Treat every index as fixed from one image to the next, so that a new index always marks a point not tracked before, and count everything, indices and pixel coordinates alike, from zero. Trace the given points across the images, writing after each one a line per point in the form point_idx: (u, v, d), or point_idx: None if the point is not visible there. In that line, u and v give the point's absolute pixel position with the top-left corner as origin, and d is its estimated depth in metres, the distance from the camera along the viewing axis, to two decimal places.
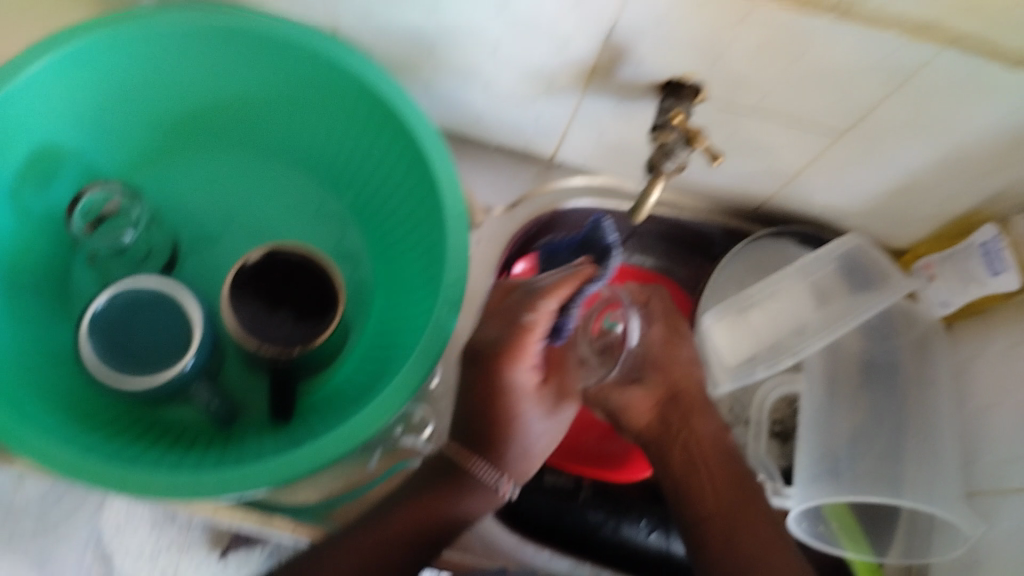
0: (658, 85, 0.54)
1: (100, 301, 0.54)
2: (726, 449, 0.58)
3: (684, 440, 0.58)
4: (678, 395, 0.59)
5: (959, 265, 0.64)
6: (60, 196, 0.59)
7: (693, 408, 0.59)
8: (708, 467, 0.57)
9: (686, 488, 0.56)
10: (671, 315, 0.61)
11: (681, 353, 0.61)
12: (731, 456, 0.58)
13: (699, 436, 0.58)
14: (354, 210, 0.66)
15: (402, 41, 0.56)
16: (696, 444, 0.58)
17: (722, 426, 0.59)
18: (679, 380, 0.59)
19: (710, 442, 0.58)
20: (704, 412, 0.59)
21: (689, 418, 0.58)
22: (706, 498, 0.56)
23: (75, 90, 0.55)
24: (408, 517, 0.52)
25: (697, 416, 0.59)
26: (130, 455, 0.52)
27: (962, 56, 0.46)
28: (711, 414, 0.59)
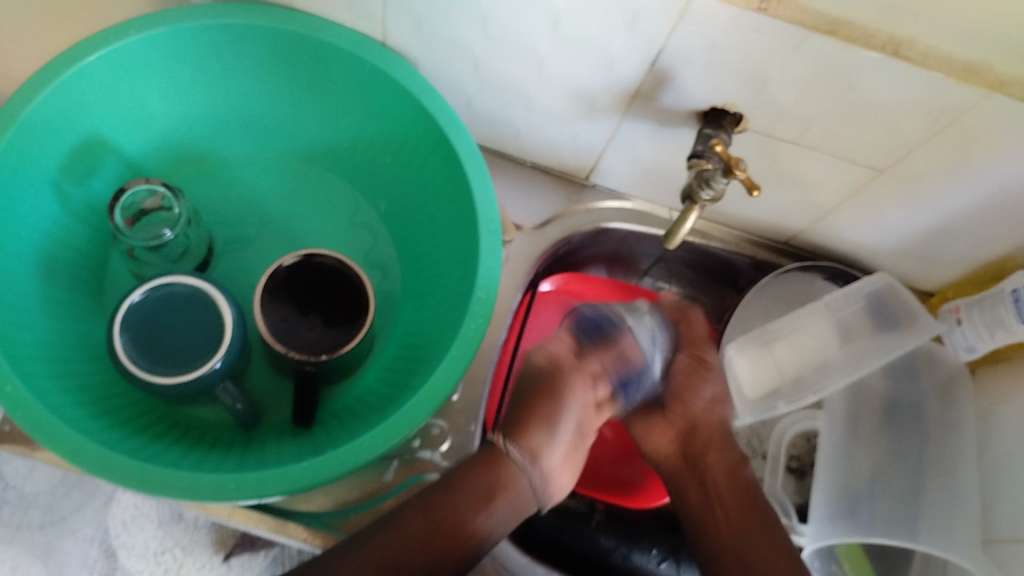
0: (699, 113, 0.54)
1: (133, 297, 0.54)
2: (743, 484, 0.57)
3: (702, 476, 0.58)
4: (697, 427, 0.59)
5: (987, 310, 0.62)
6: (101, 189, 0.60)
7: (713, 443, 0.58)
8: (722, 503, 0.56)
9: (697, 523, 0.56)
10: (698, 346, 0.59)
11: (702, 390, 0.59)
12: (755, 499, 0.56)
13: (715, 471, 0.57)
14: (387, 220, 0.67)
15: (447, 56, 0.57)
16: (714, 482, 0.57)
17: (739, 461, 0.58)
18: (699, 415, 0.59)
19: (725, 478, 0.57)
20: (723, 447, 0.58)
21: (703, 456, 0.58)
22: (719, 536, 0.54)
23: (126, 85, 0.56)
24: (434, 515, 0.49)
25: (712, 452, 0.58)
26: (152, 453, 0.52)
27: (1010, 101, 0.45)
28: (733, 449, 0.58)
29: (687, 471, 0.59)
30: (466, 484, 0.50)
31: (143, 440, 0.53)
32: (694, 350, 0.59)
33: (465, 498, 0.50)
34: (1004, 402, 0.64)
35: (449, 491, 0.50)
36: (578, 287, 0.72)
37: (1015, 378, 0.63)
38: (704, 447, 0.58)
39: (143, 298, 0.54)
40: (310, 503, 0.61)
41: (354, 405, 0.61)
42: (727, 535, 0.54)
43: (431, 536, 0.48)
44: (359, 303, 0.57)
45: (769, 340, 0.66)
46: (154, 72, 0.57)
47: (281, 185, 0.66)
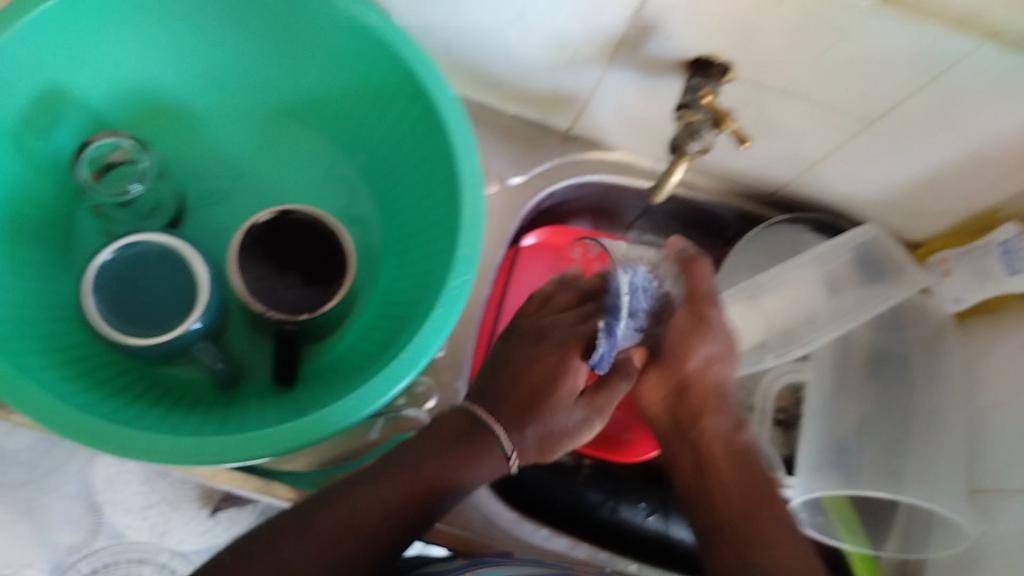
0: (686, 63, 0.52)
1: (103, 257, 0.52)
2: (743, 449, 0.52)
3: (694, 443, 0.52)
4: (689, 387, 0.53)
5: (976, 262, 0.61)
6: (65, 143, 0.58)
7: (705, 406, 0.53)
8: (717, 467, 0.51)
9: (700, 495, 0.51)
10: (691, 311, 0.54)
11: None
12: (752, 464, 0.52)
13: (711, 438, 0.52)
14: (366, 174, 0.65)
15: (422, 3, 0.54)
16: (708, 448, 0.52)
17: (735, 426, 0.53)
18: (694, 370, 0.52)
19: (721, 448, 0.52)
20: (716, 411, 0.53)
21: (696, 420, 0.53)
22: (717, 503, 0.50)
23: (86, 35, 0.54)
24: (392, 487, 0.45)
25: (707, 416, 0.53)
26: (131, 417, 0.51)
27: (1006, 51, 0.43)
28: (726, 412, 0.53)
29: (678, 434, 0.54)
30: (435, 444, 0.47)
31: (120, 403, 0.52)
32: (694, 306, 0.52)
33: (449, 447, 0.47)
34: (991, 352, 0.64)
35: (422, 452, 0.46)
36: (560, 240, 0.70)
37: (1001, 329, 0.63)
38: (698, 410, 0.53)
39: (111, 257, 0.52)
40: (295, 464, 0.61)
41: (337, 364, 0.60)
42: (721, 492, 0.50)
43: (391, 505, 0.44)
44: (337, 261, 0.55)
45: (757, 292, 0.64)
46: (114, 20, 0.54)
47: (255, 138, 0.64)
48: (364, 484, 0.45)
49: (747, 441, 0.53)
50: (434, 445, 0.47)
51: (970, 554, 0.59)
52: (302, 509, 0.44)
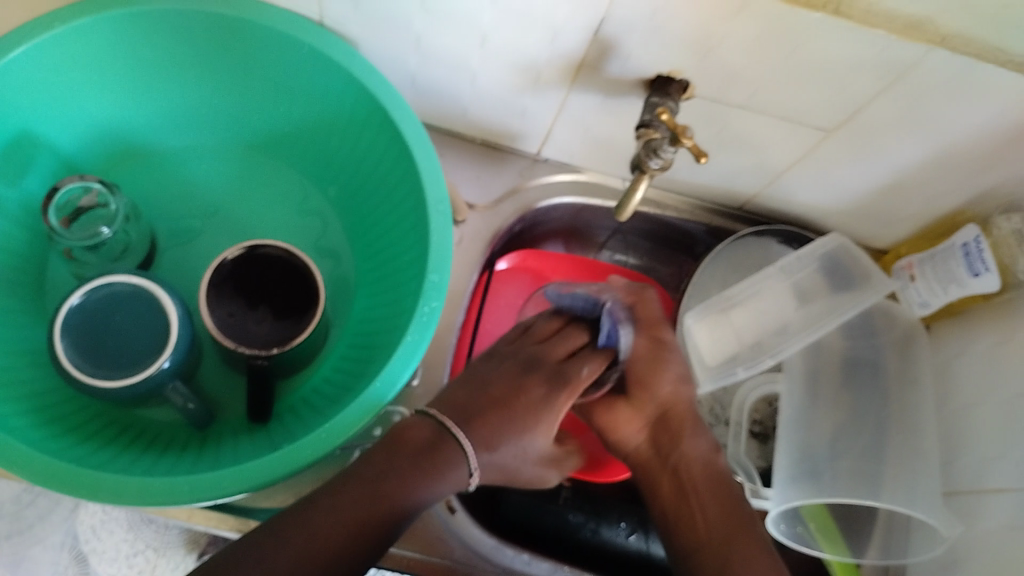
0: (646, 81, 0.53)
1: (72, 299, 0.52)
2: (718, 472, 0.55)
3: (674, 464, 0.55)
4: (667, 414, 0.56)
5: (941, 265, 0.62)
6: (34, 188, 0.58)
7: (684, 427, 0.56)
8: (698, 494, 0.53)
9: (676, 522, 0.53)
10: (654, 326, 0.59)
11: None
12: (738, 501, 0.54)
13: (689, 459, 0.55)
14: (337, 205, 0.65)
15: (387, 34, 0.55)
16: (688, 471, 0.55)
17: (713, 448, 0.56)
18: (666, 399, 0.56)
19: (700, 466, 0.55)
20: (693, 435, 0.56)
21: (677, 443, 0.56)
22: (696, 531, 0.52)
23: (51, 81, 0.54)
24: (360, 505, 0.43)
25: (685, 440, 0.56)
26: (102, 461, 0.51)
27: (952, 55, 0.45)
28: (702, 435, 0.56)
29: (658, 462, 0.56)
30: (400, 455, 0.46)
31: (91, 447, 0.52)
32: (649, 330, 0.58)
33: (400, 465, 0.46)
34: (961, 354, 0.64)
35: (382, 470, 0.46)
36: (536, 264, 0.71)
37: (969, 331, 0.64)
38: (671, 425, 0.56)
39: (82, 299, 0.52)
40: (272, 500, 0.60)
41: (312, 397, 0.60)
42: (706, 528, 0.52)
43: (358, 513, 0.43)
44: (310, 293, 0.55)
45: (726, 307, 0.66)
46: (82, 65, 0.55)
47: (224, 174, 0.64)
48: (331, 504, 0.44)
49: (723, 465, 0.56)
50: (398, 459, 0.46)
51: (950, 557, 0.60)
52: (274, 526, 0.42)
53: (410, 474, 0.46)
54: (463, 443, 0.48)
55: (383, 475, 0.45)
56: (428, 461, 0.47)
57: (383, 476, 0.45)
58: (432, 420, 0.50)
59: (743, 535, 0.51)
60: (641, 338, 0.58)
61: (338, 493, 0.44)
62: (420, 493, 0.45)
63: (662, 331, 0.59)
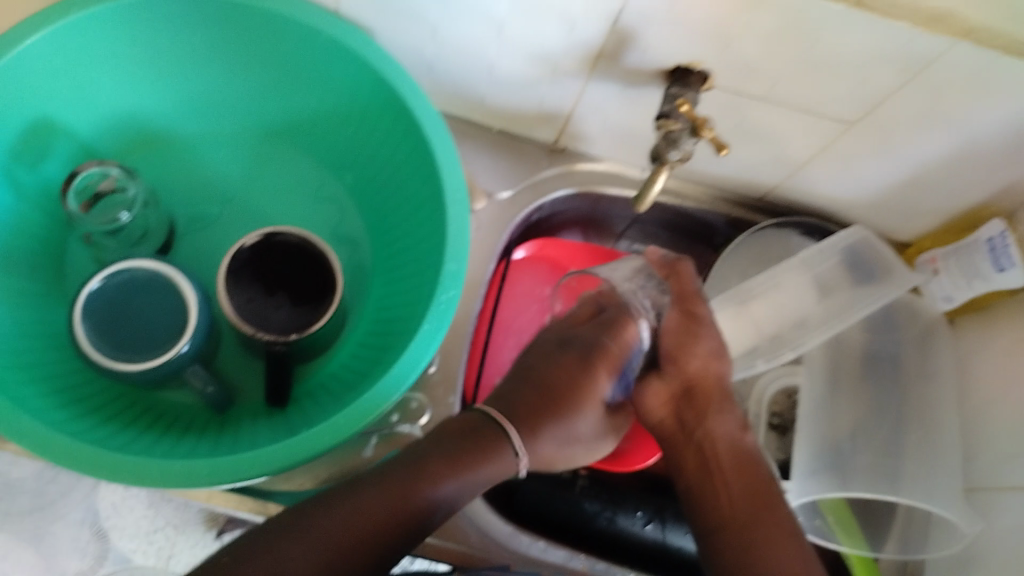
0: (665, 72, 0.52)
1: (93, 283, 0.53)
2: (747, 453, 0.54)
3: (698, 441, 0.54)
4: (693, 389, 0.55)
5: (964, 260, 0.61)
6: (54, 174, 0.58)
7: (709, 405, 0.55)
8: (724, 477, 0.53)
9: (698, 490, 0.53)
10: (688, 302, 0.57)
11: None
12: (771, 491, 0.52)
13: (714, 436, 0.54)
14: (354, 193, 0.65)
15: (403, 24, 0.55)
16: (714, 449, 0.54)
17: (740, 426, 0.55)
18: (693, 374, 0.55)
19: (726, 447, 0.54)
20: (721, 411, 0.55)
21: (702, 421, 0.55)
22: (719, 504, 0.52)
23: (70, 67, 0.54)
24: (394, 482, 0.42)
25: (714, 416, 0.55)
26: (123, 443, 0.51)
27: (978, 49, 0.44)
28: (731, 410, 0.55)
29: (683, 436, 0.55)
30: (439, 449, 0.44)
31: (112, 429, 0.52)
32: (683, 305, 0.57)
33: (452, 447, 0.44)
34: (984, 350, 0.63)
35: (418, 462, 0.43)
36: (554, 252, 0.71)
37: (992, 327, 0.63)
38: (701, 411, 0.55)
39: (102, 283, 0.53)
40: (290, 483, 0.60)
41: (329, 383, 0.60)
42: (729, 508, 0.51)
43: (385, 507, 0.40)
44: (327, 280, 0.56)
45: (746, 298, 0.65)
46: (102, 51, 0.55)
47: (242, 160, 0.65)
48: (361, 485, 0.42)
49: (752, 444, 0.55)
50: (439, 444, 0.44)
51: (968, 554, 0.59)
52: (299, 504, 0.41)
53: (445, 464, 0.43)
54: (516, 446, 0.45)
55: (400, 472, 0.42)
56: (463, 460, 0.43)
57: (416, 460, 0.43)
58: (492, 415, 0.49)
59: (770, 510, 0.51)
60: (673, 312, 0.57)
61: (366, 476, 0.43)
62: (437, 488, 0.42)
63: (696, 307, 0.57)
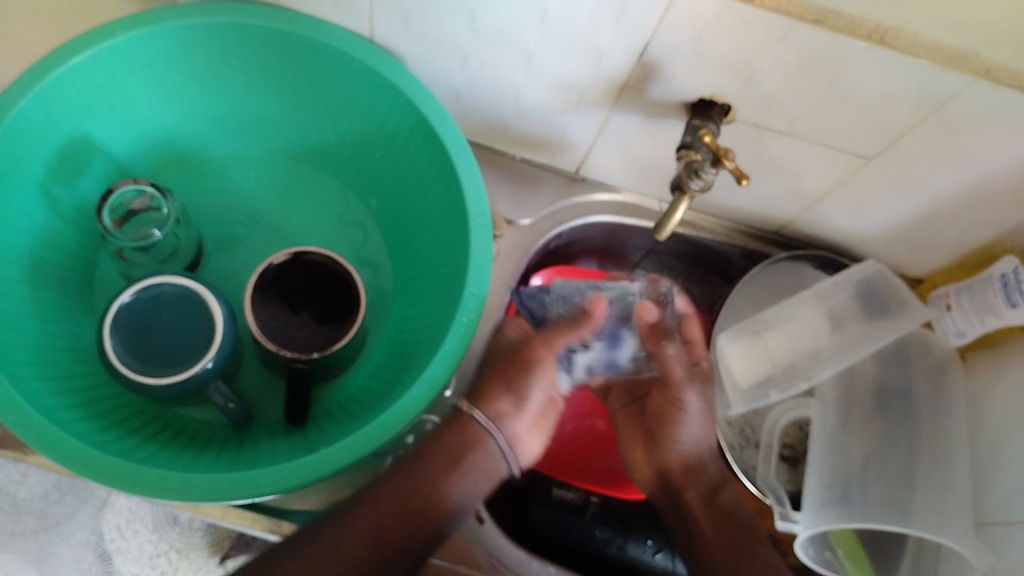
0: (687, 104, 0.54)
1: (122, 298, 0.53)
2: (725, 505, 0.57)
3: (684, 506, 0.58)
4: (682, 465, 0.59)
5: (976, 296, 0.62)
6: (89, 191, 0.60)
7: (688, 467, 0.59)
8: (706, 523, 0.56)
9: (689, 553, 0.56)
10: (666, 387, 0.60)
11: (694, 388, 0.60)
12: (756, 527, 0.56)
13: (693, 495, 0.58)
14: (377, 216, 0.67)
15: (435, 52, 0.57)
16: (694, 512, 0.57)
17: (720, 482, 0.59)
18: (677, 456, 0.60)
19: (707, 504, 0.57)
20: (699, 472, 0.59)
21: (682, 487, 0.59)
22: (710, 553, 0.55)
23: (110, 86, 0.56)
24: (398, 495, 0.51)
25: (691, 483, 0.59)
26: (145, 454, 0.52)
27: (995, 87, 0.45)
28: (709, 470, 0.59)
29: (670, 501, 0.59)
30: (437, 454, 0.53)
31: (134, 440, 0.53)
32: (667, 392, 0.60)
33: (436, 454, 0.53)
34: (995, 385, 0.64)
35: (407, 477, 0.52)
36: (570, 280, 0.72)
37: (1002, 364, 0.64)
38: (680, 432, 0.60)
39: (132, 299, 0.54)
40: (303, 501, 0.61)
41: (348, 402, 0.61)
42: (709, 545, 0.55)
43: (383, 519, 0.50)
44: (351, 299, 0.56)
45: (760, 328, 0.66)
46: (141, 72, 0.57)
47: (270, 182, 0.66)
48: (357, 510, 0.50)
49: (732, 498, 0.58)
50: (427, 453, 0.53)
51: None
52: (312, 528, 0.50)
53: (441, 456, 0.53)
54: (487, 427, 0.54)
55: (396, 489, 0.51)
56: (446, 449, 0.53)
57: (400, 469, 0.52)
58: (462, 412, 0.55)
59: (751, 545, 0.55)
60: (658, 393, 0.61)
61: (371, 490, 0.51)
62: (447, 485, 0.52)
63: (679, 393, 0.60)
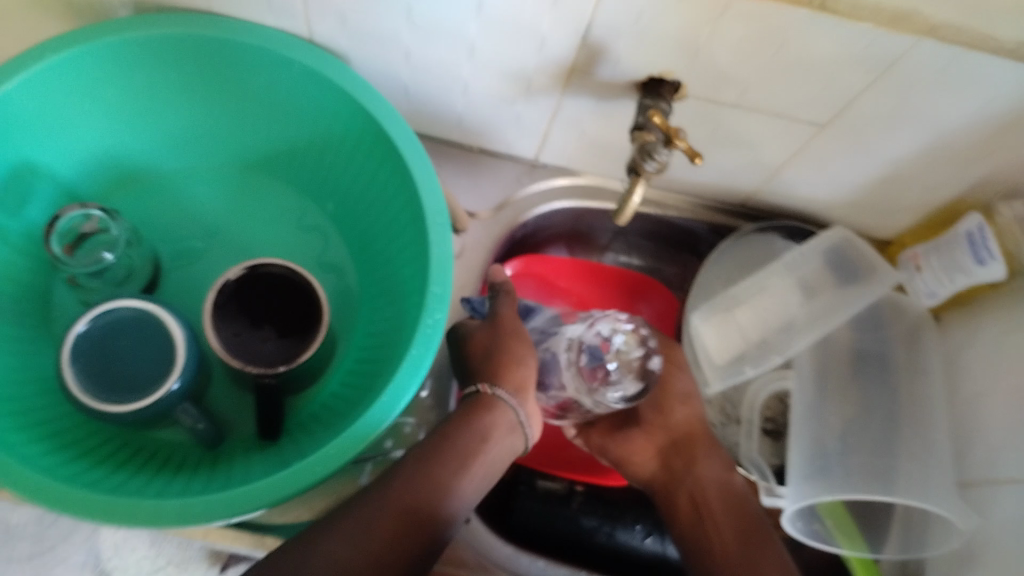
0: (637, 83, 0.53)
1: (78, 327, 0.52)
2: (735, 491, 0.57)
3: (689, 488, 0.57)
4: (676, 442, 0.60)
5: (946, 255, 0.62)
6: (37, 218, 0.58)
7: (697, 448, 0.59)
8: (713, 511, 0.56)
9: (696, 536, 0.55)
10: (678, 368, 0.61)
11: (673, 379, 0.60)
12: (741, 503, 0.56)
13: (700, 476, 0.58)
14: (337, 219, 0.65)
15: (377, 48, 0.55)
16: (704, 493, 0.57)
17: (728, 467, 0.59)
18: (684, 424, 0.60)
19: (713, 485, 0.57)
20: (708, 455, 0.59)
21: (692, 465, 0.58)
22: (716, 541, 0.54)
23: (47, 110, 0.55)
24: (400, 499, 0.47)
25: (702, 462, 0.58)
26: (117, 484, 0.51)
27: (944, 45, 0.44)
28: (717, 456, 0.59)
29: (672, 482, 0.59)
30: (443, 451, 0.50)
31: (105, 471, 0.52)
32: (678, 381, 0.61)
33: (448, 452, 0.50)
34: (971, 343, 0.64)
35: (406, 478, 0.48)
36: (539, 268, 0.71)
37: (977, 321, 0.64)
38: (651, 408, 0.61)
39: (87, 327, 0.53)
40: (286, 515, 0.60)
41: (321, 412, 0.60)
42: (715, 533, 0.54)
43: (393, 516, 0.46)
44: (313, 308, 0.55)
45: (731, 305, 0.66)
46: (77, 93, 0.55)
47: (226, 193, 0.65)
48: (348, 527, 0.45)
49: (740, 484, 0.58)
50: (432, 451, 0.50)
51: (967, 548, 0.59)
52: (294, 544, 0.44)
53: (446, 457, 0.49)
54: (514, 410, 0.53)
55: (399, 484, 0.47)
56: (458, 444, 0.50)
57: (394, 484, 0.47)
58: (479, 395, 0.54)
59: (757, 535, 0.54)
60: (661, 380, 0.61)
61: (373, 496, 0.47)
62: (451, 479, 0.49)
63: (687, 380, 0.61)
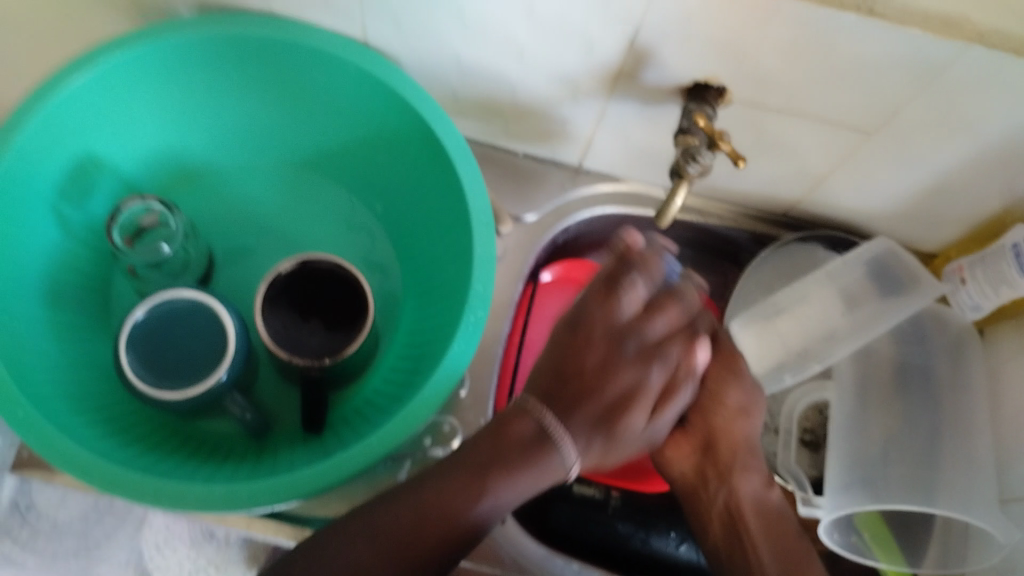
0: (682, 89, 0.54)
1: (137, 314, 0.54)
2: (774, 513, 0.56)
3: (725, 503, 0.56)
4: (713, 450, 0.56)
5: (991, 268, 0.61)
6: (98, 210, 0.61)
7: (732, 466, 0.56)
8: (754, 533, 0.55)
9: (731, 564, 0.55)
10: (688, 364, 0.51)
11: None
12: (781, 519, 0.56)
13: (740, 497, 0.56)
14: (384, 219, 0.67)
15: (429, 51, 0.57)
16: (741, 513, 0.56)
17: (767, 486, 0.57)
18: (718, 428, 0.56)
19: (751, 507, 0.56)
20: (745, 469, 0.56)
21: (727, 478, 0.56)
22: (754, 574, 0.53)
23: (113, 104, 0.57)
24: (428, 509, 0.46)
25: (738, 474, 0.56)
26: (167, 467, 0.53)
27: (989, 52, 0.44)
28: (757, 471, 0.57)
29: (705, 488, 0.57)
30: (509, 454, 0.47)
31: (156, 455, 0.54)
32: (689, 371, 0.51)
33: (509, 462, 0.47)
34: (1016, 357, 0.63)
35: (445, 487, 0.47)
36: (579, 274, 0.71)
37: (1023, 335, 0.63)
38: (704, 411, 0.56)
39: (144, 315, 0.54)
40: (326, 509, 0.60)
41: (364, 408, 0.61)
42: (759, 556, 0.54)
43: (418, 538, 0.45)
44: (360, 303, 0.57)
45: (771, 314, 0.65)
46: (141, 90, 0.58)
47: (276, 193, 0.67)
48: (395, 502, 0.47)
49: (777, 502, 0.57)
50: (505, 453, 0.47)
51: (1009, 564, 0.58)
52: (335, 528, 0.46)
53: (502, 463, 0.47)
54: (560, 446, 0.47)
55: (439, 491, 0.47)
56: (520, 468, 0.47)
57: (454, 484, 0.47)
58: (523, 413, 0.48)
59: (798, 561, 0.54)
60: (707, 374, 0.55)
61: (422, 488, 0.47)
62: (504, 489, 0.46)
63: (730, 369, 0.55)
